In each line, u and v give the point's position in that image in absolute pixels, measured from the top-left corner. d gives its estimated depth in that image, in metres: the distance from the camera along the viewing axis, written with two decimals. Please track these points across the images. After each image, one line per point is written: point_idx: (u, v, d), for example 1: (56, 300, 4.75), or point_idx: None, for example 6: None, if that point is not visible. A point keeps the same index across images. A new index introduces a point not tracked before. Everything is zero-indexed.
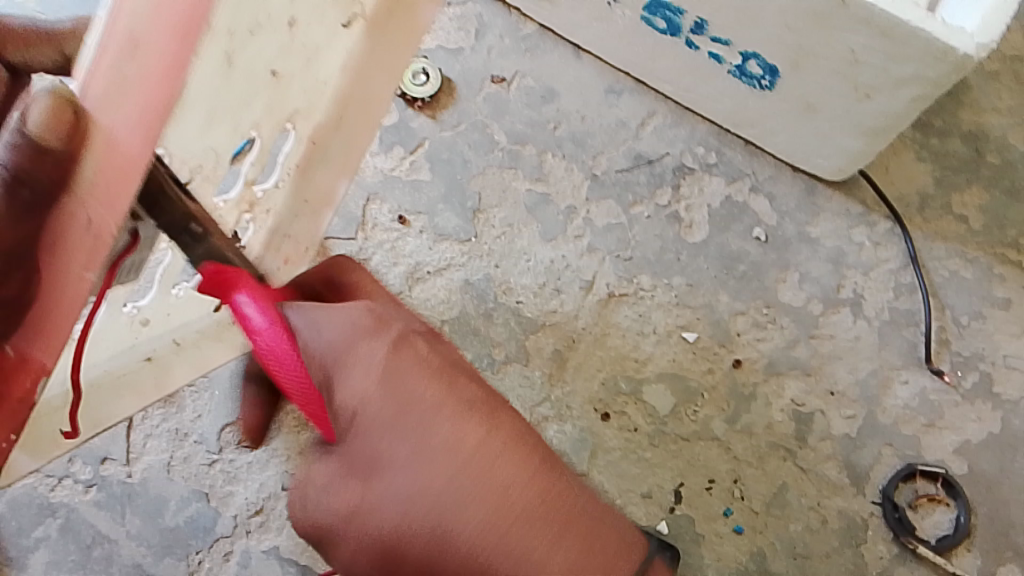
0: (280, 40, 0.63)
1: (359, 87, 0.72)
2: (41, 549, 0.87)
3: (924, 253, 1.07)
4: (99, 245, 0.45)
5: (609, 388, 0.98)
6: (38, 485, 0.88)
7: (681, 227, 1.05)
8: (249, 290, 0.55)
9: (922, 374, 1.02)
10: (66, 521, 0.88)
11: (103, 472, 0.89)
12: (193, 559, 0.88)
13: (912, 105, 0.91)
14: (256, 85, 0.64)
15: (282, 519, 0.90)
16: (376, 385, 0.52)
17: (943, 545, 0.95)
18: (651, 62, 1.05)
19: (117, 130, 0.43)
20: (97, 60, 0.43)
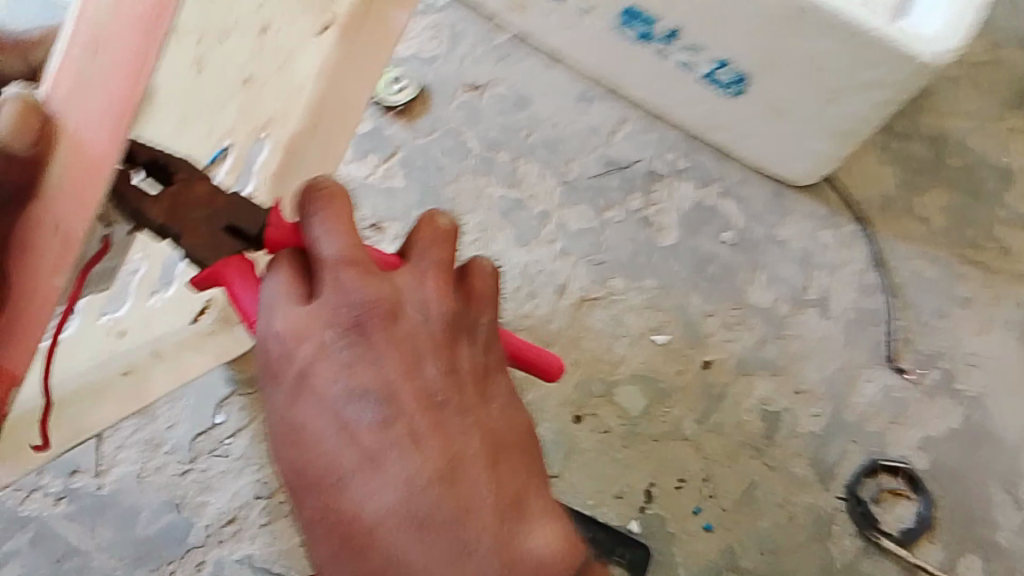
0: (252, 46, 0.62)
1: (332, 95, 0.77)
2: (12, 562, 0.87)
3: (888, 255, 1.10)
4: (65, 244, 0.46)
5: (582, 390, 1.00)
6: (8, 498, 0.88)
7: (652, 230, 1.07)
8: (242, 281, 0.54)
9: (886, 371, 1.06)
10: (36, 535, 0.88)
11: (73, 483, 0.89)
12: (165, 569, 0.89)
13: (875, 111, 0.94)
14: (226, 96, 0.64)
15: (255, 528, 0.91)
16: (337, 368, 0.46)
17: (907, 537, 0.99)
18: (622, 68, 1.07)
19: (83, 131, 0.44)
20: (63, 64, 0.44)
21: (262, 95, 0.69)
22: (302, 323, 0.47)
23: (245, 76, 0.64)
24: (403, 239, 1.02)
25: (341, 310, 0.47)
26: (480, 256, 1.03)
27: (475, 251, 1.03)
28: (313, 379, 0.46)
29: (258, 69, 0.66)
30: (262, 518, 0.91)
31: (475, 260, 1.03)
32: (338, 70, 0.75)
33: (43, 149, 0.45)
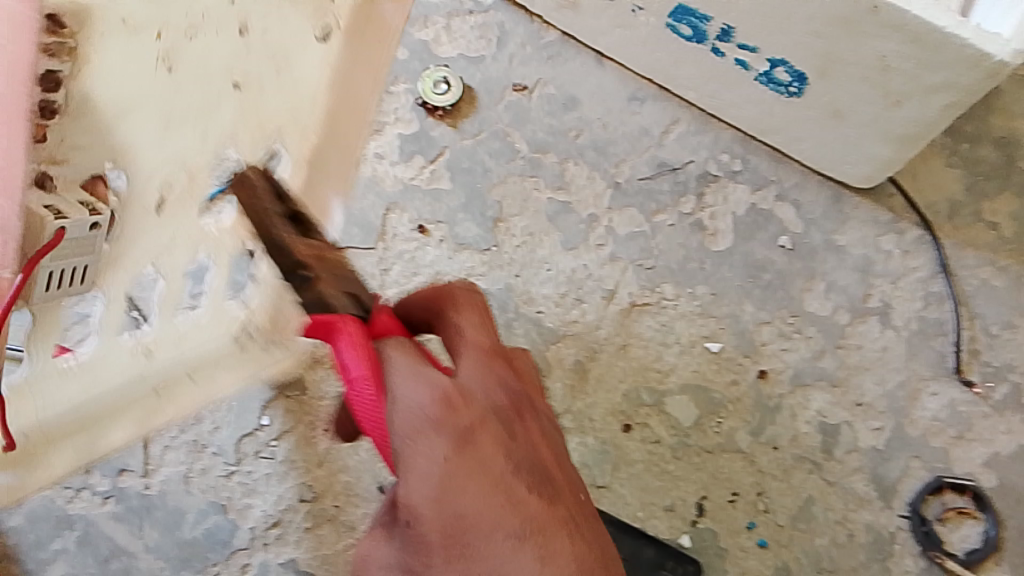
0: (232, 44, 0.73)
1: (335, 95, 0.85)
2: (59, 561, 0.90)
3: (955, 262, 1.05)
4: None
5: (631, 399, 0.97)
6: (56, 497, 0.91)
7: (705, 235, 1.03)
8: (347, 339, 0.53)
9: (951, 385, 1.01)
10: (83, 534, 0.91)
11: (120, 484, 0.91)
12: (210, 571, 0.91)
13: (944, 113, 0.89)
14: (216, 90, 0.72)
15: (299, 532, 0.91)
16: (438, 436, 0.50)
17: (972, 558, 0.95)
18: (675, 68, 1.04)
19: None
20: None
21: (252, 110, 0.76)
22: (413, 391, 0.51)
23: (162, 49, 0.67)
24: (449, 242, 1.01)
25: (449, 400, 0.51)
26: (527, 260, 1.01)
27: (521, 256, 1.01)
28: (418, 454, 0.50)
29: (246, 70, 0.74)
30: (309, 523, 0.91)
31: (521, 265, 1.01)
32: (339, 69, 0.84)
33: None
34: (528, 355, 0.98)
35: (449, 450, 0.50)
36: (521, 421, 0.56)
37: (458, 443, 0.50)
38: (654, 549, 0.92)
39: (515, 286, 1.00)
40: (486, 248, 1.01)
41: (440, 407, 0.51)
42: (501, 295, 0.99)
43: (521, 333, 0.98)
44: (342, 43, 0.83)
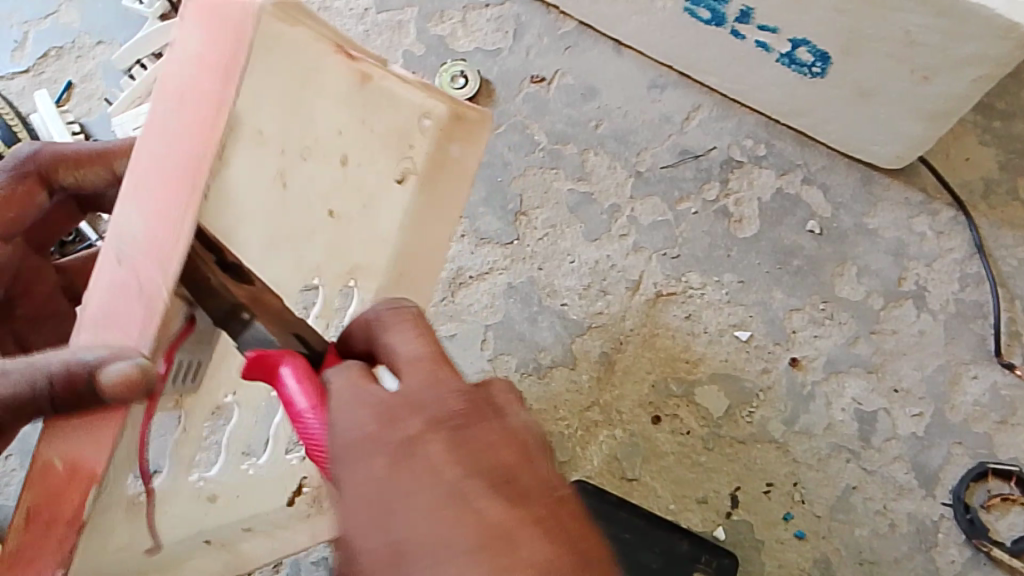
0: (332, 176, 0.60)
1: (414, 242, 0.72)
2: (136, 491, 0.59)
3: (991, 242, 1.02)
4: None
5: (660, 390, 0.95)
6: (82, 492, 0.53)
7: (731, 222, 1.01)
8: (292, 366, 0.49)
9: (992, 369, 0.97)
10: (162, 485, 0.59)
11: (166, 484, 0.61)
12: None
13: (974, 87, 0.86)
14: (311, 223, 0.60)
15: None
16: (372, 442, 0.44)
17: (1020, 548, 0.90)
18: (694, 53, 1.02)
19: None
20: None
21: (349, 233, 0.66)
22: (347, 403, 0.46)
23: (281, 171, 0.54)
24: (470, 237, 1.00)
25: (386, 407, 0.45)
26: (550, 252, 0.99)
27: (544, 248, 1.00)
28: (354, 463, 0.44)
29: (345, 202, 0.64)
30: None
31: (544, 258, 0.99)
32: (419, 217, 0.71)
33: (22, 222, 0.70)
34: (553, 347, 0.96)
35: (386, 461, 0.44)
36: (478, 420, 0.46)
37: (403, 458, 0.44)
38: (689, 544, 0.88)
39: (539, 279, 0.98)
40: (509, 243, 1.00)
41: (375, 422, 0.45)
42: (525, 288, 0.98)
43: (547, 326, 0.97)
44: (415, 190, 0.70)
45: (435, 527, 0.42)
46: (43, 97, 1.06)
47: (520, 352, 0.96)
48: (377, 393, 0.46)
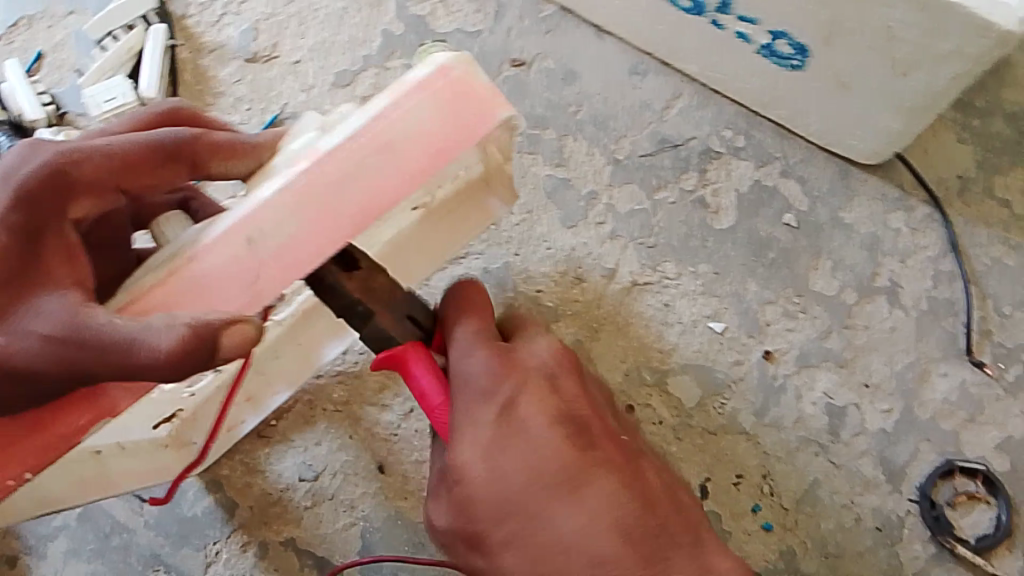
0: None
1: None
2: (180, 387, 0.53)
3: (965, 240, 1.02)
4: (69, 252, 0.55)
5: (632, 379, 0.94)
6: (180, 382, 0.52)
7: (708, 212, 1.01)
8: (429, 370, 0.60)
9: (962, 366, 0.98)
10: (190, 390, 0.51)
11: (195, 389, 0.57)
12: (210, 549, 0.87)
13: (951, 84, 0.86)
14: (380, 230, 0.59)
15: (297, 512, 0.87)
16: (480, 388, 0.57)
17: (983, 545, 0.91)
18: (675, 41, 1.02)
19: None
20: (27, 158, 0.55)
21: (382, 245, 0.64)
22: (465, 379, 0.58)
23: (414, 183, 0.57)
24: None
25: (486, 367, 0.58)
26: (525, 237, 0.98)
27: (519, 233, 0.99)
28: (471, 408, 0.57)
29: None
30: (303, 504, 0.88)
31: (519, 243, 0.98)
32: (409, 241, 0.82)
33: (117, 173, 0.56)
34: None
35: (496, 412, 0.56)
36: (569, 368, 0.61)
37: (516, 419, 0.56)
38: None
39: (513, 264, 0.97)
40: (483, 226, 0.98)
41: (491, 365, 0.58)
42: (498, 272, 0.97)
43: (520, 311, 0.96)
44: (422, 219, 0.81)
45: (554, 452, 0.55)
46: (12, 67, 1.02)
47: None
48: (489, 366, 0.58)
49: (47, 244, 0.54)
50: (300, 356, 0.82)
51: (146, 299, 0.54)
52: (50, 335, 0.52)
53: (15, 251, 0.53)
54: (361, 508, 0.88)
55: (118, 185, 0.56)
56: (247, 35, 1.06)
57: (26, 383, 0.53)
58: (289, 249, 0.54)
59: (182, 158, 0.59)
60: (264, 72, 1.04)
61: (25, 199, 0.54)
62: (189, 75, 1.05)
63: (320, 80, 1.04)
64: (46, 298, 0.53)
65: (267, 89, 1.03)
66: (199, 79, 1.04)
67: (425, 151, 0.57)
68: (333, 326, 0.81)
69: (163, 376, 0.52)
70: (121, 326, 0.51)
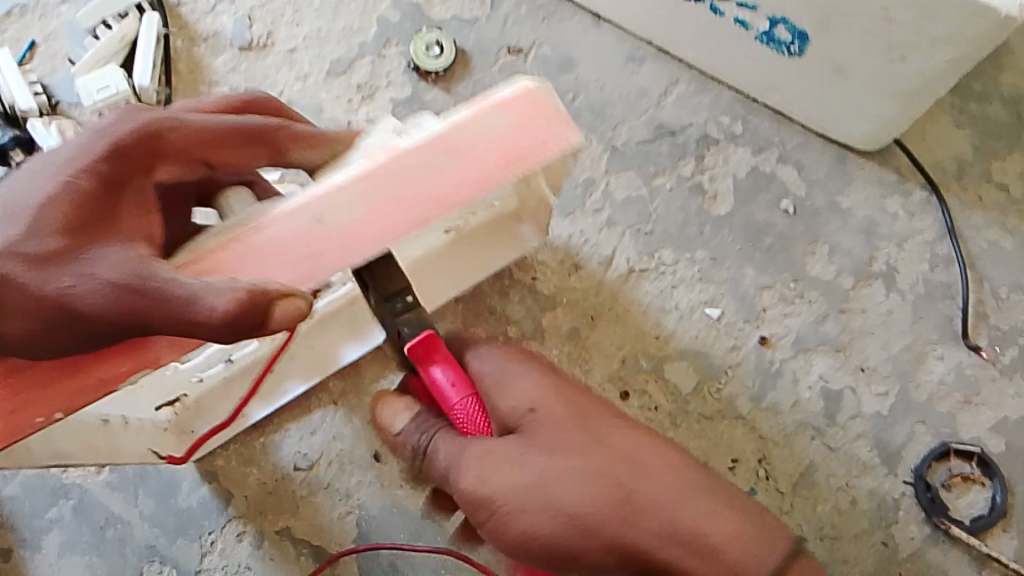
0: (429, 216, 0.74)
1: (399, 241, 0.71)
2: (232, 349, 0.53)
3: (962, 223, 1.02)
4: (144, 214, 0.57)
5: (629, 366, 0.95)
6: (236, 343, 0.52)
7: (704, 199, 1.01)
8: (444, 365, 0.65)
9: (958, 350, 0.98)
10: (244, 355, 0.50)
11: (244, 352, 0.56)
12: (205, 540, 0.88)
13: (949, 68, 0.86)
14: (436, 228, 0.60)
15: (301, 498, 0.89)
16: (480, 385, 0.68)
17: (978, 525, 0.92)
18: (671, 27, 1.01)
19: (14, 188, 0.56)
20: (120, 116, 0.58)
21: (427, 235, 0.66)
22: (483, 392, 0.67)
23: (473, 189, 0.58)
24: None
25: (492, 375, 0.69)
26: None
27: None
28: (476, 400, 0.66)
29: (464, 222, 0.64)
30: (299, 494, 0.89)
31: None
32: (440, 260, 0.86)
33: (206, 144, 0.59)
34: (524, 321, 0.96)
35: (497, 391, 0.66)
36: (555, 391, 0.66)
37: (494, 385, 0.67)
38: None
39: None
40: None
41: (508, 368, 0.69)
42: None
43: (518, 300, 0.96)
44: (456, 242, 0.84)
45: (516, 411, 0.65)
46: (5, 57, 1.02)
47: (490, 325, 0.96)
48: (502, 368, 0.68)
49: (127, 195, 0.56)
50: (314, 357, 0.89)
51: (216, 260, 0.55)
52: (118, 283, 0.52)
53: (97, 199, 0.54)
54: (357, 497, 0.89)
55: (204, 157, 0.59)
56: (240, 24, 1.06)
57: (92, 327, 0.53)
58: (351, 231, 0.57)
59: (265, 143, 0.61)
60: (260, 62, 1.05)
61: (118, 153, 0.55)
62: (185, 64, 1.05)
63: (315, 70, 1.04)
64: (114, 250, 0.53)
65: (262, 79, 1.04)
66: (194, 70, 1.05)
67: (493, 157, 0.58)
68: (356, 328, 0.88)
69: (215, 338, 0.51)
70: (189, 284, 0.51)
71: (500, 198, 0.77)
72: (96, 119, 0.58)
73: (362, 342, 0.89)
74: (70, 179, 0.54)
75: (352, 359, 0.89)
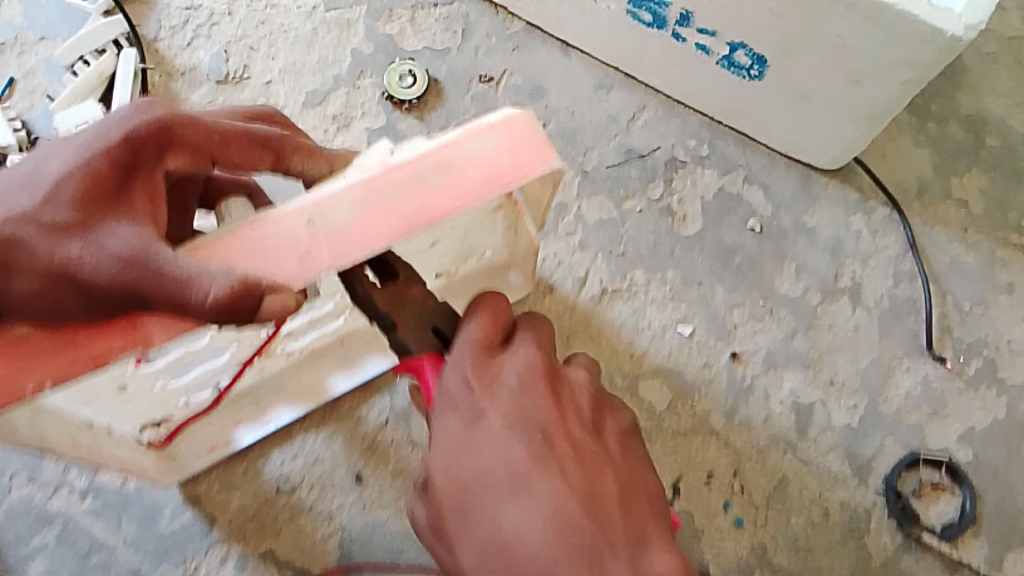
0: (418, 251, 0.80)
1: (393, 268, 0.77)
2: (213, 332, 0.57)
3: (924, 240, 1.06)
4: (153, 201, 0.61)
5: (604, 384, 0.97)
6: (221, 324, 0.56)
7: (674, 220, 1.04)
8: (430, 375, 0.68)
9: (924, 362, 1.01)
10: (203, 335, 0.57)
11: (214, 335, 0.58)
12: (189, 564, 0.88)
13: (903, 89, 0.89)
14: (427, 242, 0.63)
15: (280, 523, 0.89)
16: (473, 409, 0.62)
17: (949, 533, 0.94)
18: (638, 55, 1.05)
19: (40, 163, 0.61)
20: (142, 108, 0.63)
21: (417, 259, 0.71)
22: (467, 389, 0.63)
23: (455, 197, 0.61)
24: None
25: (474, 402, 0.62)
26: None
27: None
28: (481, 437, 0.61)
29: None
30: (280, 518, 0.89)
31: None
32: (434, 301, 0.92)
33: (221, 139, 0.64)
34: None
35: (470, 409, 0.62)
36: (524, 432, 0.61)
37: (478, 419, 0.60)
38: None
39: None
40: None
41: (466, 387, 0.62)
42: None
43: None
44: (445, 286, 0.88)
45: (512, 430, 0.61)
46: None
47: None
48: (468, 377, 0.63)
49: (140, 182, 0.61)
50: (300, 388, 0.91)
51: (210, 249, 0.59)
52: (126, 257, 0.56)
53: (111, 177, 0.59)
54: (338, 520, 0.90)
55: (213, 154, 0.64)
56: (219, 58, 1.08)
57: (93, 294, 0.56)
58: (342, 233, 0.59)
59: (271, 148, 0.66)
60: (237, 95, 1.07)
61: (136, 143, 0.60)
62: (163, 98, 1.07)
63: (292, 101, 1.06)
64: (124, 227, 0.58)
65: None
66: (173, 102, 1.06)
67: (479, 177, 0.61)
68: (349, 357, 0.92)
69: (211, 320, 0.56)
70: (187, 266, 0.56)
71: (492, 248, 0.90)
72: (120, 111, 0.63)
73: (352, 374, 0.92)
74: (88, 158, 0.59)
75: (340, 390, 0.91)
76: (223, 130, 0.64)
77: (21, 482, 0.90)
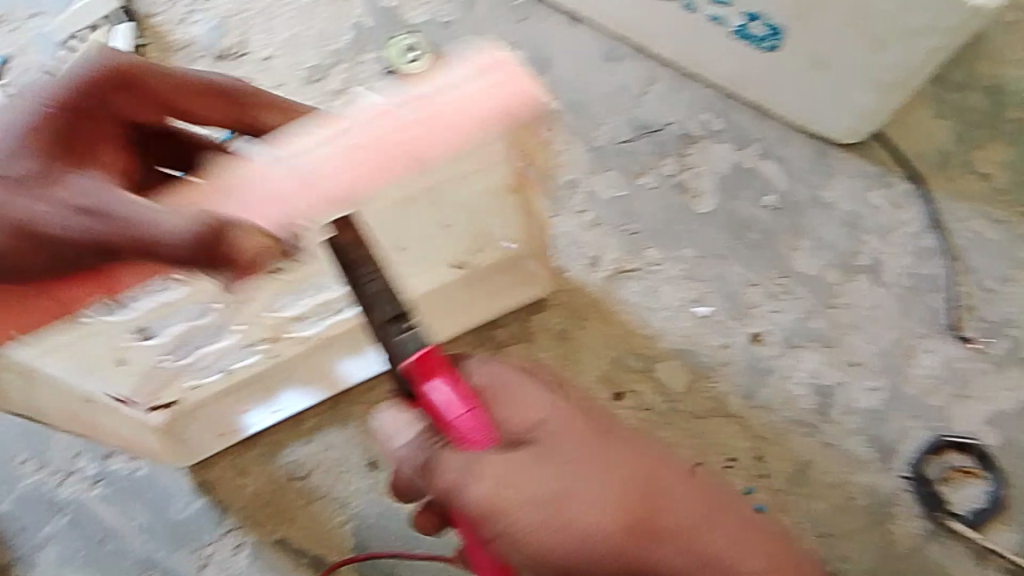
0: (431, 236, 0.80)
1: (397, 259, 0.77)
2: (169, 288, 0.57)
3: (946, 214, 1.02)
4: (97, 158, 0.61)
5: (618, 365, 0.93)
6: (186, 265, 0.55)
7: (688, 196, 1.00)
8: (445, 376, 0.56)
9: (947, 341, 0.97)
10: None
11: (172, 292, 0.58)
12: (203, 551, 0.87)
13: (930, 58, 0.86)
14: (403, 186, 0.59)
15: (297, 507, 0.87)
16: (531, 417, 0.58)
17: (978, 519, 0.90)
18: (649, 24, 1.01)
19: None
20: (90, 63, 0.64)
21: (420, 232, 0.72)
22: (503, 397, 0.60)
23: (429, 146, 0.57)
24: None
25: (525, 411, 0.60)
26: None
27: None
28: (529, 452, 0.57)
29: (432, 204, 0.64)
30: (297, 503, 0.87)
31: None
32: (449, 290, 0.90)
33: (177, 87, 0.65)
34: (509, 325, 0.94)
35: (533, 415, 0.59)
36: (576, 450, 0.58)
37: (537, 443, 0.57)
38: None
39: None
40: None
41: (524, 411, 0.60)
42: None
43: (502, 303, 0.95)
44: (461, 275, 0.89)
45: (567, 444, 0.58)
46: None
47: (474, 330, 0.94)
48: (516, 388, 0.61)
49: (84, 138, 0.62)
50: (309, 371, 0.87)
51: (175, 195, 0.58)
52: (72, 204, 0.56)
53: (63, 132, 0.60)
54: (353, 506, 0.87)
55: (164, 104, 0.65)
56: (216, 33, 1.05)
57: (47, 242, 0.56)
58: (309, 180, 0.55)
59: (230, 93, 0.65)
60: (235, 71, 1.03)
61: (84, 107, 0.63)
62: None
63: (292, 77, 1.03)
64: (79, 178, 0.58)
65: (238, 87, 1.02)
66: None
67: (463, 118, 0.57)
68: (354, 345, 0.86)
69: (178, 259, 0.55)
70: (143, 206, 0.56)
71: (508, 238, 0.87)
72: (67, 68, 0.65)
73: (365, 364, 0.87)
74: (33, 115, 0.60)
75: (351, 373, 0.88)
76: (182, 83, 0.65)
77: (33, 469, 0.91)
